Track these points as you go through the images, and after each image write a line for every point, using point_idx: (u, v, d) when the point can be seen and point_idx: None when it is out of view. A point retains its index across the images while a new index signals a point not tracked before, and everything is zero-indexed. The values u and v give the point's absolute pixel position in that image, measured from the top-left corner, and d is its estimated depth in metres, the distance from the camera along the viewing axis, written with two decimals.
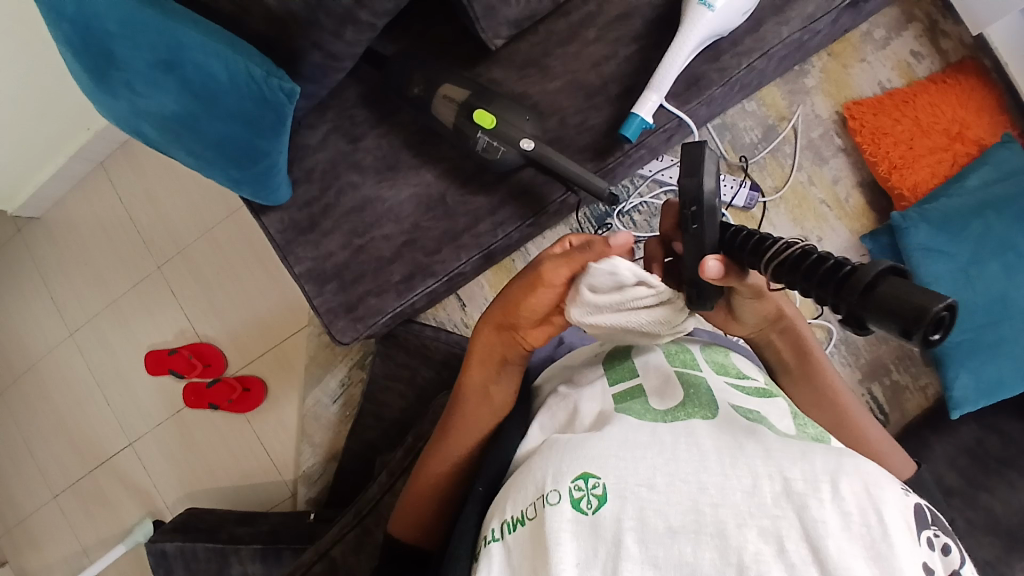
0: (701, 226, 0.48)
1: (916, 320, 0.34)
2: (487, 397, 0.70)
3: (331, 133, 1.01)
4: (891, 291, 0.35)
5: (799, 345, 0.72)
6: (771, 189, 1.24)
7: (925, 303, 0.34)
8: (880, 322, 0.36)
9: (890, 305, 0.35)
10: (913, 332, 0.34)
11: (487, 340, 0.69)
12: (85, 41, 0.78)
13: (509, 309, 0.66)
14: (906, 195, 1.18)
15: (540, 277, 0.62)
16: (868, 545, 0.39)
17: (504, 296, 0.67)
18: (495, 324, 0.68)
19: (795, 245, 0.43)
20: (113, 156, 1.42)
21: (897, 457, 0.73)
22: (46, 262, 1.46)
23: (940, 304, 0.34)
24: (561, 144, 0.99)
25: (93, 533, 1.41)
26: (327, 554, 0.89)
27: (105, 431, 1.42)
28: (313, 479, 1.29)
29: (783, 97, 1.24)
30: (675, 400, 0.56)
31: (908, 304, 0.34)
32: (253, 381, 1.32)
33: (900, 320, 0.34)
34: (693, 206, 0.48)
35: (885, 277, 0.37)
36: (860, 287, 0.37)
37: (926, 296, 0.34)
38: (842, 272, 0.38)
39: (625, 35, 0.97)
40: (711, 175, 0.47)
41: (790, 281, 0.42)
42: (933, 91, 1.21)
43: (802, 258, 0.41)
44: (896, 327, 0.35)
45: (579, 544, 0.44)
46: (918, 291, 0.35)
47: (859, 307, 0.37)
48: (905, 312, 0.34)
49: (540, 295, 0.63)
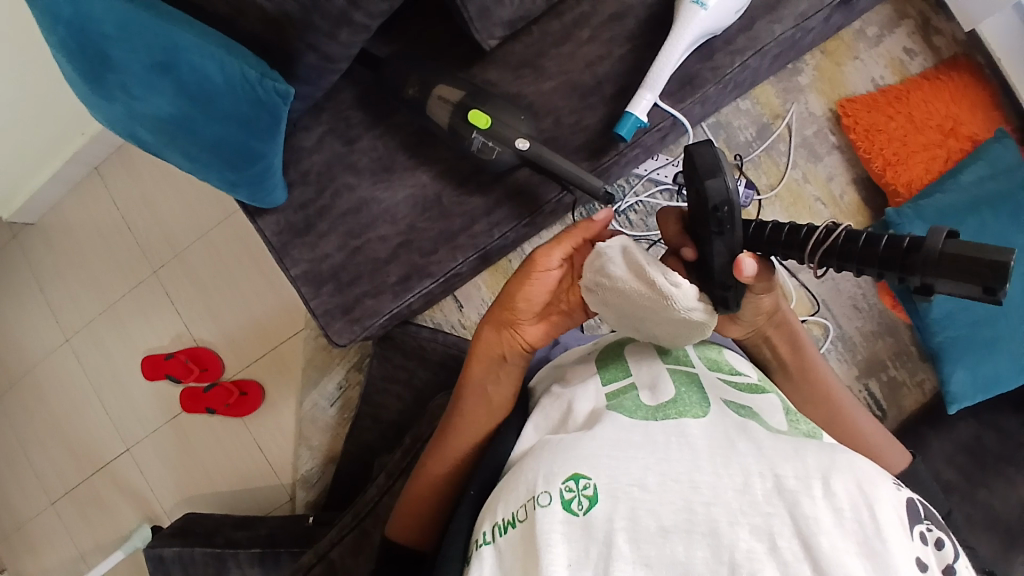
0: (733, 226, 0.53)
1: (992, 269, 0.40)
2: (487, 399, 0.70)
3: (326, 135, 1.01)
4: (958, 250, 0.41)
5: (795, 342, 0.71)
6: (766, 187, 1.24)
7: (995, 254, 0.40)
8: (955, 279, 0.41)
9: (964, 261, 0.41)
10: (991, 285, 0.40)
11: (485, 340, 0.70)
12: (79, 45, 0.78)
13: (505, 302, 0.69)
14: (900, 191, 1.18)
15: (533, 261, 0.67)
16: (861, 540, 0.39)
17: (498, 297, 0.70)
18: (492, 323, 0.70)
19: (837, 231, 0.50)
20: (108, 160, 1.41)
21: (890, 451, 0.74)
22: (41, 268, 1.45)
23: (1009, 257, 0.40)
24: (557, 144, 0.99)
25: (91, 539, 1.41)
26: (326, 556, 0.89)
27: (102, 437, 1.41)
28: (310, 483, 1.29)
29: (777, 96, 1.25)
30: (667, 396, 0.56)
31: (980, 258, 0.40)
32: (251, 385, 1.32)
33: (979, 277, 0.40)
34: (724, 205, 0.53)
35: (946, 242, 0.43)
36: (930, 256, 0.43)
37: (993, 250, 0.40)
38: (904, 245, 0.44)
39: (619, 35, 0.97)
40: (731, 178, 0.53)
41: (846, 263, 0.49)
42: (927, 88, 1.21)
43: (853, 242, 0.48)
44: (974, 284, 0.41)
45: (571, 546, 0.44)
46: (984, 246, 0.41)
47: (931, 270, 0.42)
48: (980, 264, 0.40)
49: (533, 280, 0.67)
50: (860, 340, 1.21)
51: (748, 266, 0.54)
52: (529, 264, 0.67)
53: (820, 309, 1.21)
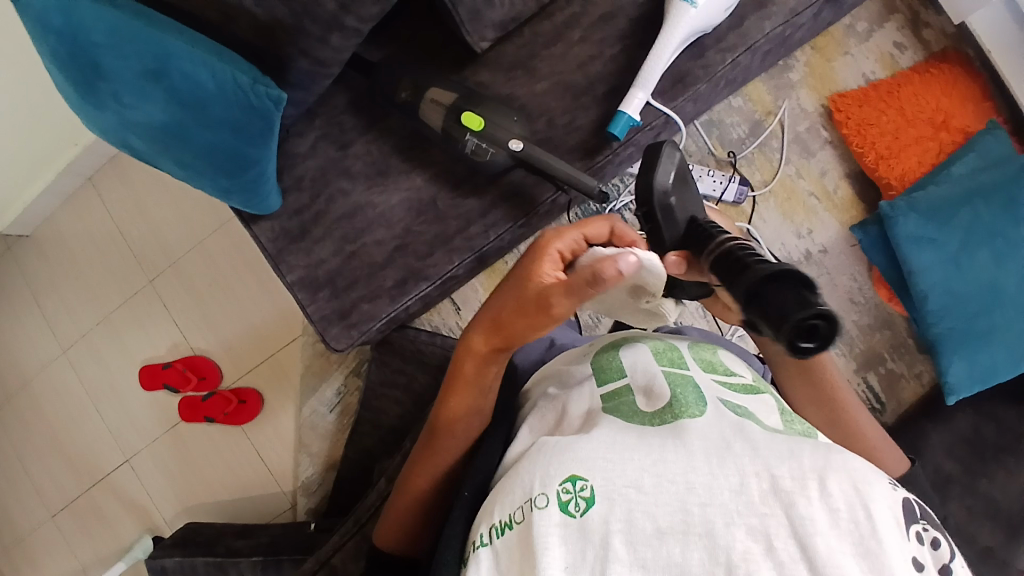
0: (656, 223, 0.65)
1: (788, 319, 0.39)
2: (476, 411, 0.67)
3: (320, 140, 1.01)
4: (780, 295, 0.40)
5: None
6: (760, 183, 1.25)
7: (803, 307, 0.38)
8: (765, 316, 0.41)
9: (773, 305, 0.40)
10: (785, 326, 0.39)
11: (475, 361, 0.64)
12: (70, 54, 0.78)
13: (508, 333, 0.60)
14: (893, 185, 1.19)
15: (548, 312, 0.56)
16: (856, 541, 0.40)
17: (495, 320, 0.61)
18: (488, 343, 0.62)
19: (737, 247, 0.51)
20: (101, 171, 1.41)
21: (892, 456, 0.73)
22: (36, 280, 1.45)
23: (807, 310, 0.38)
24: (550, 144, 0.99)
25: (91, 551, 1.40)
26: (328, 562, 0.88)
27: (100, 449, 1.41)
28: (311, 490, 1.29)
29: (768, 92, 1.25)
30: (662, 400, 0.56)
31: (790, 304, 0.39)
32: (249, 393, 1.31)
33: (775, 314, 0.40)
34: (647, 208, 0.66)
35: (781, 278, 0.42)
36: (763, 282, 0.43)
37: (806, 303, 0.39)
38: (756, 271, 0.44)
39: (610, 35, 0.98)
40: (665, 176, 0.67)
41: (720, 274, 0.50)
42: (917, 81, 1.22)
43: (734, 257, 0.49)
44: (773, 321, 0.40)
45: (568, 548, 0.44)
46: (800, 298, 0.39)
47: (754, 302, 0.42)
48: (785, 310, 0.39)
49: (548, 324, 0.58)
50: (857, 334, 1.21)
51: (671, 261, 0.59)
52: (542, 314, 0.57)
53: None
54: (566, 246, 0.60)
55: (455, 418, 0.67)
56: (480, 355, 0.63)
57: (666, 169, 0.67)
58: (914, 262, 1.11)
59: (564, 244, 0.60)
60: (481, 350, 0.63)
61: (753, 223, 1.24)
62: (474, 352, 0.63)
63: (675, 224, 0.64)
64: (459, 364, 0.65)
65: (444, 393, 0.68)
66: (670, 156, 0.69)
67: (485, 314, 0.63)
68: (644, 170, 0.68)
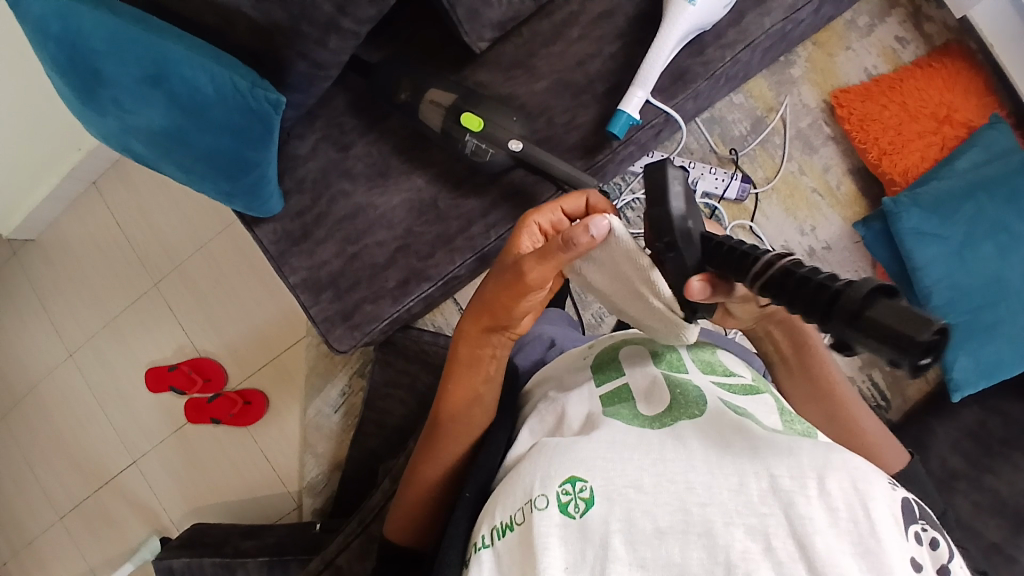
0: (677, 249, 0.54)
1: (912, 340, 0.34)
2: (478, 399, 0.68)
3: (320, 142, 1.01)
4: (883, 320, 0.35)
5: (797, 342, 0.72)
6: (762, 180, 1.24)
7: (922, 323, 0.34)
8: (871, 338, 0.36)
9: (880, 326, 0.36)
10: (910, 357, 0.34)
11: (468, 342, 0.67)
12: (71, 60, 0.79)
13: (496, 312, 0.64)
14: (897, 180, 1.18)
15: (524, 283, 0.60)
16: (856, 541, 0.40)
17: (485, 302, 0.65)
18: (478, 324, 0.66)
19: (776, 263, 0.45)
20: (105, 175, 1.42)
21: (891, 450, 0.73)
22: (42, 284, 1.46)
23: (928, 330, 0.34)
24: (550, 144, 0.99)
25: (99, 553, 1.41)
26: (332, 562, 0.89)
27: (108, 451, 1.42)
28: (316, 490, 1.30)
29: (770, 89, 1.25)
30: (662, 404, 0.55)
31: (904, 321, 0.35)
32: (254, 394, 1.32)
33: (893, 346, 0.35)
34: (666, 236, 0.54)
35: (873, 298, 0.37)
36: (852, 310, 0.37)
37: (921, 317, 0.34)
38: (835, 292, 0.39)
39: (609, 33, 0.98)
40: (675, 200, 0.54)
41: (775, 297, 0.44)
42: (919, 75, 1.21)
43: (785, 277, 0.43)
44: (891, 352, 0.35)
45: (567, 548, 0.44)
46: (912, 312, 0.35)
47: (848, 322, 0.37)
48: (905, 328, 0.35)
49: (529, 296, 0.62)
50: None
51: (696, 287, 0.52)
52: (519, 285, 0.61)
53: None
54: (546, 221, 0.64)
55: (458, 404, 0.68)
56: (472, 337, 0.67)
57: (677, 182, 0.54)
58: (918, 257, 1.10)
59: (544, 218, 0.64)
60: (472, 332, 0.67)
61: (756, 220, 1.23)
62: (466, 335, 0.67)
63: (696, 247, 0.54)
64: (456, 349, 0.69)
65: (446, 385, 0.69)
66: (676, 172, 0.55)
67: (475, 299, 0.67)
68: (652, 194, 0.54)
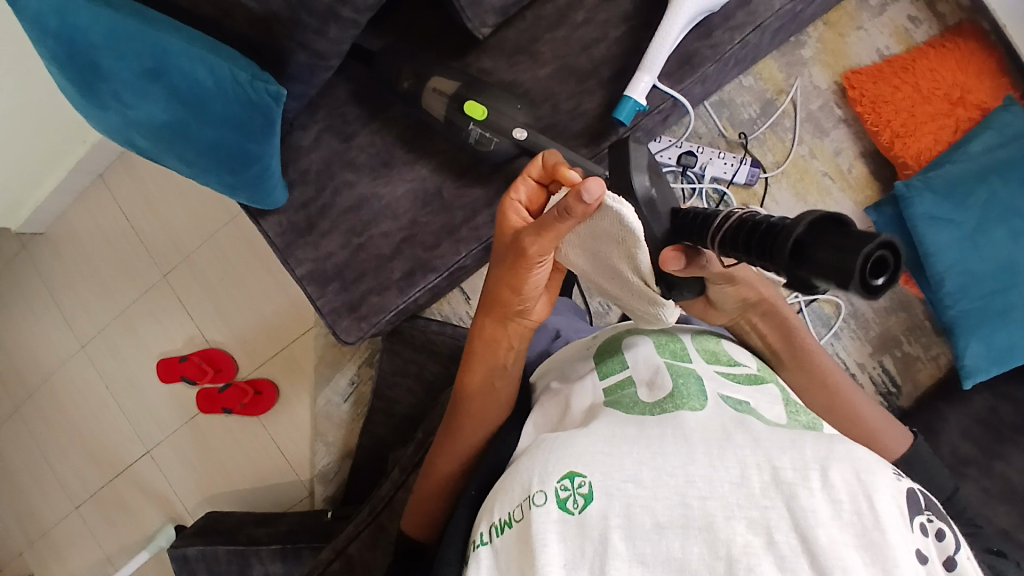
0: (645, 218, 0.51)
1: (842, 286, 0.33)
2: (492, 392, 0.68)
3: (323, 133, 1.01)
4: (826, 248, 0.34)
5: (785, 333, 0.72)
6: (772, 164, 1.22)
7: (862, 242, 0.33)
8: (814, 275, 0.35)
9: (822, 258, 0.34)
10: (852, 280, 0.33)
11: (485, 334, 0.66)
12: (70, 56, 0.78)
13: (510, 298, 0.63)
14: (909, 163, 1.16)
15: (529, 254, 0.58)
16: (859, 533, 0.39)
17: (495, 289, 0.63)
18: (491, 316, 0.66)
19: (730, 218, 0.43)
20: (112, 167, 1.43)
21: (892, 435, 0.71)
22: (53, 277, 1.47)
23: (869, 246, 0.33)
24: (555, 131, 0.98)
25: (116, 541, 1.44)
26: (343, 552, 0.89)
27: (122, 441, 1.44)
28: (328, 478, 1.31)
29: (779, 70, 1.22)
30: (664, 391, 0.55)
31: (827, 267, 0.34)
32: (264, 384, 1.33)
33: (835, 275, 0.33)
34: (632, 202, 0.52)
35: (810, 232, 0.36)
36: (793, 248, 0.36)
37: (863, 238, 0.33)
38: (781, 231, 0.37)
39: (614, 16, 0.96)
40: (643, 174, 0.52)
41: (734, 254, 0.42)
42: (932, 56, 1.18)
43: (737, 231, 0.41)
44: (834, 280, 0.34)
45: (566, 545, 0.44)
46: (849, 238, 0.33)
47: (789, 280, 0.37)
48: (832, 274, 0.33)
49: (540, 261, 0.59)
50: (873, 316, 1.19)
51: (670, 256, 0.50)
52: (524, 258, 0.59)
53: None
54: None
55: (472, 398, 0.68)
56: (489, 331, 0.66)
57: (642, 152, 0.53)
58: (929, 241, 1.09)
59: None
60: (489, 328, 0.66)
61: (765, 205, 1.22)
62: (483, 331, 0.66)
63: (664, 219, 0.52)
64: (473, 344, 0.68)
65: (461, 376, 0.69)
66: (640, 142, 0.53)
67: (485, 292, 0.66)
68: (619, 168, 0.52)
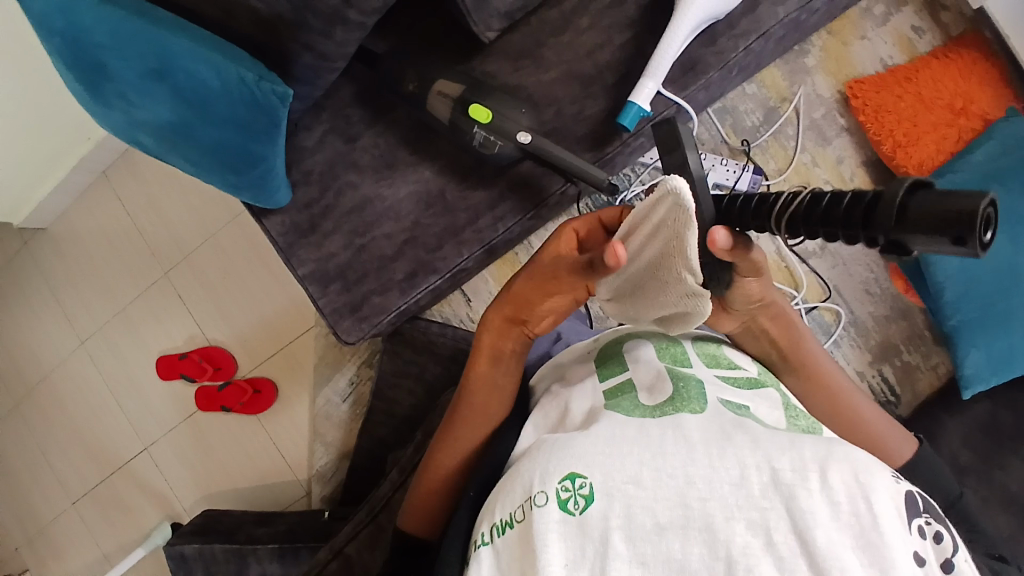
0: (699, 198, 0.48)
1: (954, 245, 0.34)
2: (498, 385, 0.69)
3: (327, 134, 1.01)
4: (929, 206, 0.34)
5: (791, 342, 0.69)
6: (774, 172, 1.23)
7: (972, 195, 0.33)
8: (918, 234, 0.35)
9: (927, 214, 0.34)
10: (963, 234, 0.33)
11: (494, 329, 0.67)
12: (76, 54, 0.78)
13: (524, 303, 0.64)
14: (911, 172, 1.16)
15: (558, 281, 0.61)
16: (857, 535, 0.39)
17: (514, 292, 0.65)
18: (501, 314, 0.67)
19: (802, 196, 0.43)
20: (114, 165, 1.43)
21: (895, 438, 0.71)
22: (54, 273, 1.48)
23: (980, 200, 0.33)
24: (559, 136, 0.98)
25: (113, 539, 1.44)
26: (341, 552, 0.89)
27: (120, 438, 1.44)
28: (326, 478, 1.31)
29: (783, 78, 1.23)
30: (664, 395, 0.55)
31: (931, 228, 0.34)
32: (263, 383, 1.33)
33: (946, 229, 0.33)
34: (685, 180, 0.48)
35: (909, 195, 0.36)
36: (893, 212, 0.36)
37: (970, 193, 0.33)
38: (873, 199, 0.37)
39: (619, 22, 0.96)
40: (693, 153, 0.48)
41: (812, 231, 0.42)
42: (935, 66, 1.18)
43: (816, 207, 0.41)
44: (942, 237, 0.34)
45: (567, 545, 0.44)
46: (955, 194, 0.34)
47: (891, 248, 0.37)
48: (941, 229, 0.34)
49: (559, 293, 0.62)
50: (873, 324, 1.20)
51: (720, 237, 0.46)
52: (553, 283, 0.61)
53: (831, 295, 1.20)
54: (582, 227, 0.61)
55: (478, 392, 0.68)
56: (497, 327, 0.67)
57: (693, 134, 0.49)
58: None
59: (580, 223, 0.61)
60: (497, 324, 0.67)
61: None
62: (492, 326, 0.67)
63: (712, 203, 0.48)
64: (480, 336, 0.69)
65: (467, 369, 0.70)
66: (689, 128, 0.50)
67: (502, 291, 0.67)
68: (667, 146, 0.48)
